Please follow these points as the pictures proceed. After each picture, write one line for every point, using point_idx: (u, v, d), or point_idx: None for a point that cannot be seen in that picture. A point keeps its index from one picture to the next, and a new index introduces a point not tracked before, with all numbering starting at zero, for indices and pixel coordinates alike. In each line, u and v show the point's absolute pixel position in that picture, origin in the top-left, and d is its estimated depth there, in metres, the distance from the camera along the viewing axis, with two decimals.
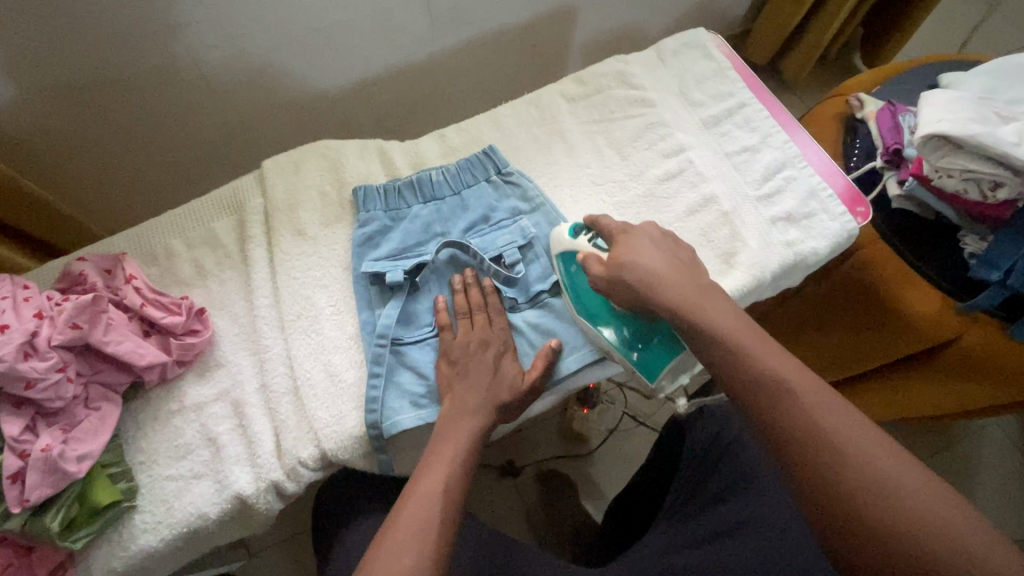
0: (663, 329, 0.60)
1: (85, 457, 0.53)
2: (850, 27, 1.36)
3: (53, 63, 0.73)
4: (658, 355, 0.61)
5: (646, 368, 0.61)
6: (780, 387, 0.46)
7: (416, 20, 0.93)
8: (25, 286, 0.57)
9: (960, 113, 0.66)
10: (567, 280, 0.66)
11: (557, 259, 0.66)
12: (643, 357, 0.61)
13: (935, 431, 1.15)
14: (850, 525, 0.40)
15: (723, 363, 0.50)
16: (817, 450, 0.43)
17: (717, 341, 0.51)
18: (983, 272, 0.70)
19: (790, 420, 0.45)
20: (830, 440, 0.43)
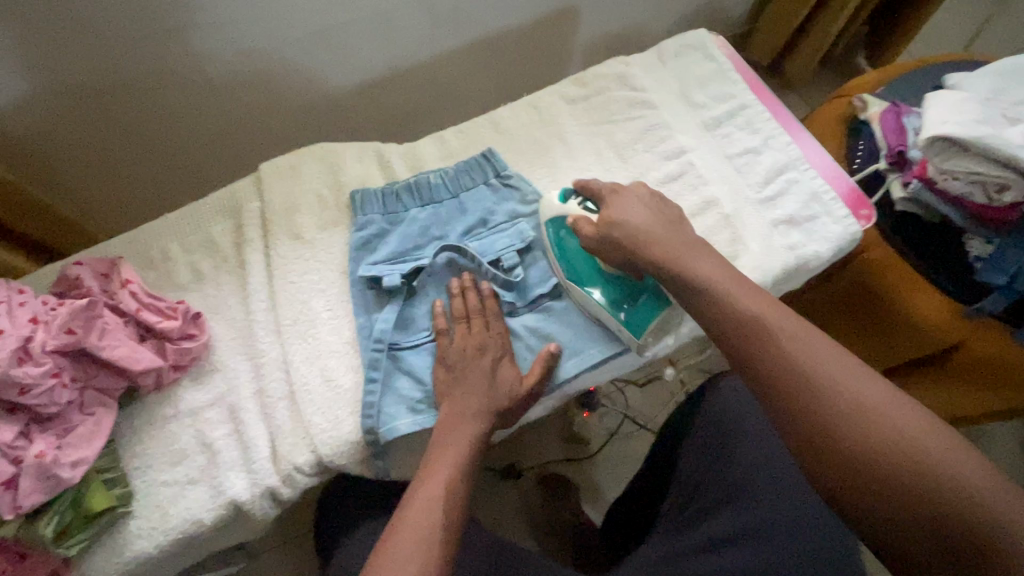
0: (649, 287, 0.64)
1: (79, 463, 0.53)
2: (854, 26, 1.35)
3: (49, 65, 0.72)
4: (646, 311, 0.63)
5: (633, 327, 0.63)
6: (783, 346, 0.48)
7: (415, 22, 0.92)
8: (21, 290, 0.57)
9: (967, 115, 0.65)
10: (555, 245, 0.67)
11: (546, 224, 0.67)
12: (629, 316, 0.63)
13: None
14: (852, 474, 0.42)
15: (729, 331, 0.52)
16: (817, 403, 0.45)
17: (722, 307, 0.53)
18: (989, 276, 0.69)
19: (792, 380, 0.47)
20: (827, 394, 0.45)
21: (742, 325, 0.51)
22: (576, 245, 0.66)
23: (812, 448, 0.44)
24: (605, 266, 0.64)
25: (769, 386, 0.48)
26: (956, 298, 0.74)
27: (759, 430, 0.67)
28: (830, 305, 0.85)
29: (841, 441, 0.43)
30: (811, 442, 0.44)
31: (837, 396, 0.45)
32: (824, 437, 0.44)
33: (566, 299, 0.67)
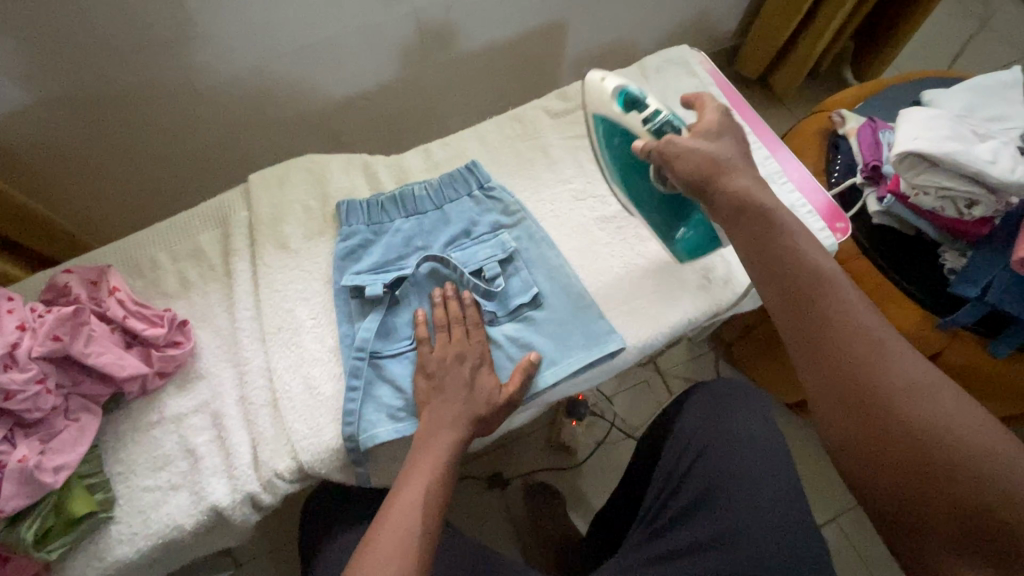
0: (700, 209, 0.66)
1: (62, 467, 0.54)
2: (840, 42, 1.37)
3: (44, 75, 0.74)
4: (696, 239, 0.68)
5: (687, 244, 0.69)
6: (837, 309, 0.48)
7: (406, 36, 0.94)
8: (9, 297, 0.58)
9: (937, 131, 0.66)
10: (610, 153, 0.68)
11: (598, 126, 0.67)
12: (686, 235, 0.68)
13: None
14: (886, 437, 0.44)
15: (785, 285, 0.50)
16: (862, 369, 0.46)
17: (784, 264, 0.51)
18: (960, 287, 0.70)
19: (851, 363, 0.46)
20: (879, 370, 0.46)
21: (804, 297, 0.49)
22: (630, 156, 0.66)
23: (852, 409, 0.46)
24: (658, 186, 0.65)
25: (825, 368, 0.47)
26: (931, 310, 0.75)
27: (736, 440, 0.68)
28: None
29: (895, 431, 0.44)
30: (851, 403, 0.46)
31: (900, 386, 0.45)
32: (876, 426, 0.45)
33: (547, 308, 0.68)
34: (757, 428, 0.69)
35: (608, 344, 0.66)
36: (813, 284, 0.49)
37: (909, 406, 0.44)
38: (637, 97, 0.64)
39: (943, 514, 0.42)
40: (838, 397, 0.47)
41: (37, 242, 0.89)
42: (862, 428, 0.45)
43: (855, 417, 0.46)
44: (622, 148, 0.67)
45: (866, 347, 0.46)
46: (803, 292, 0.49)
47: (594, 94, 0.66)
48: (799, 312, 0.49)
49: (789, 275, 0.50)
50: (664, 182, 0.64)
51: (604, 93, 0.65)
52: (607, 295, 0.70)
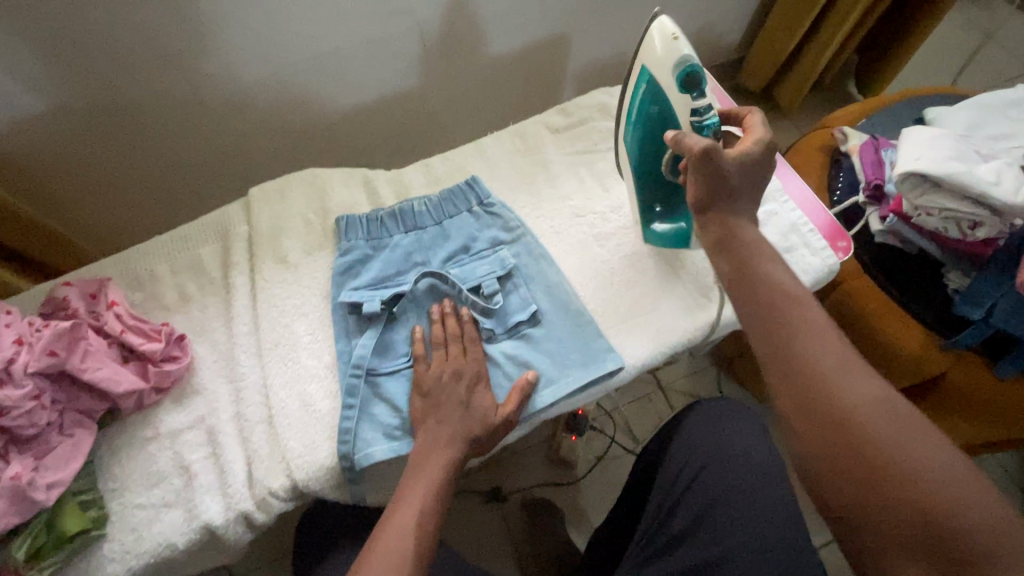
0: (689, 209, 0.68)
1: (54, 484, 0.54)
2: (843, 56, 1.37)
3: (47, 88, 0.75)
4: (671, 232, 0.70)
5: (655, 235, 0.71)
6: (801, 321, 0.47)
7: (409, 49, 0.95)
8: (8, 311, 0.58)
9: (939, 151, 0.66)
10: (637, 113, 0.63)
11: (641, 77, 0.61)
12: (659, 228, 0.71)
13: None
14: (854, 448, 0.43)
15: (751, 296, 0.50)
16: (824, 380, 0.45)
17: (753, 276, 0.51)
18: (964, 308, 0.70)
19: (818, 382, 0.45)
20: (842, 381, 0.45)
21: (769, 313, 0.48)
22: (655, 128, 0.63)
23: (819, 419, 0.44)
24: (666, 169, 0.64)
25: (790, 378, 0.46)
26: (935, 330, 0.74)
27: (735, 461, 0.67)
28: None
29: (856, 438, 0.43)
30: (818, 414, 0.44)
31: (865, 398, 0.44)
32: (843, 443, 0.43)
33: (545, 325, 0.67)
34: (754, 447, 0.68)
35: (606, 363, 0.65)
36: (778, 301, 0.49)
37: (873, 422, 0.43)
38: (698, 74, 0.59)
39: (912, 537, 0.40)
40: (800, 404, 0.45)
41: (38, 252, 0.89)
42: (827, 444, 0.44)
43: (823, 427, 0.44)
44: (651, 117, 0.62)
45: (827, 363, 0.45)
46: (768, 308, 0.49)
47: (659, 39, 0.59)
48: (766, 328, 0.48)
49: (754, 293, 0.50)
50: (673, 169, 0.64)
51: (671, 48, 0.58)
52: (606, 313, 0.69)
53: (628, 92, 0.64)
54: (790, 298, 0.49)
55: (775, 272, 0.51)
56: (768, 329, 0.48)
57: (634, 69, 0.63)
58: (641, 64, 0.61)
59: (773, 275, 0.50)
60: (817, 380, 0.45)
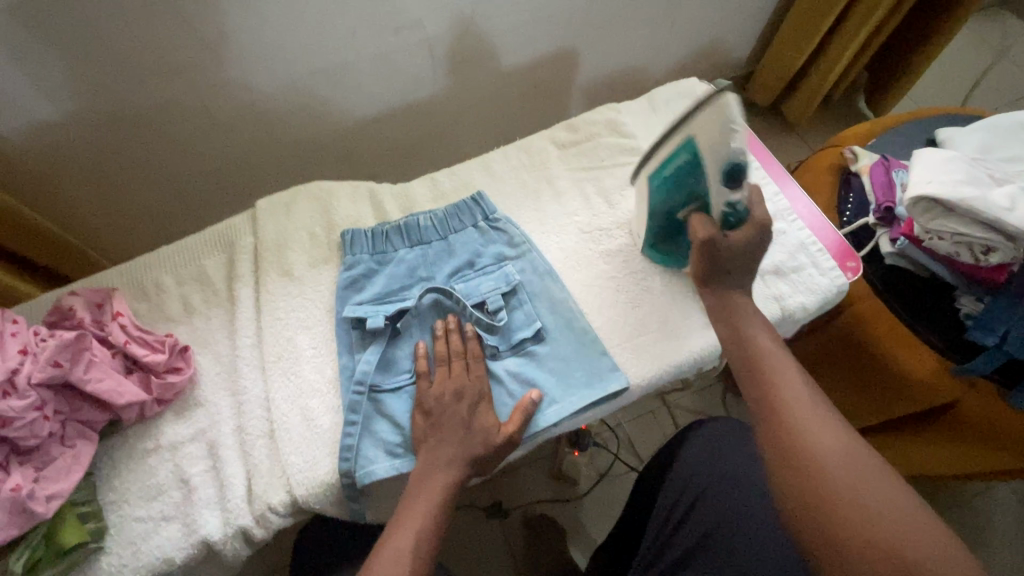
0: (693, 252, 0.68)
1: (54, 496, 0.53)
2: (853, 73, 1.36)
3: (60, 99, 0.76)
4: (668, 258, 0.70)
5: (653, 253, 0.71)
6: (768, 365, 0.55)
7: (417, 63, 0.95)
8: (14, 320, 0.59)
9: (951, 175, 0.65)
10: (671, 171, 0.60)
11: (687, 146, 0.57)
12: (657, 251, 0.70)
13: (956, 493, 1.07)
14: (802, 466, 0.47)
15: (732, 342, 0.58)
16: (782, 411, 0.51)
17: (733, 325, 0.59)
18: (978, 335, 0.69)
19: (785, 415, 0.51)
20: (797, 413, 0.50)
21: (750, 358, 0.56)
22: (681, 189, 0.60)
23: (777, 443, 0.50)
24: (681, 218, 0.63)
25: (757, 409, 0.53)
26: (945, 356, 0.72)
27: (738, 485, 0.66)
28: (821, 358, 0.84)
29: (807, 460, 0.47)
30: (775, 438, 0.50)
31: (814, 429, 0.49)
32: (807, 481, 0.46)
33: (549, 343, 0.67)
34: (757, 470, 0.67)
35: (611, 382, 0.64)
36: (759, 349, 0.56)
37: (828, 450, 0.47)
38: (741, 165, 0.56)
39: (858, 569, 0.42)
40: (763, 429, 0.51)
41: (50, 259, 0.90)
42: (785, 463, 0.48)
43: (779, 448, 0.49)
44: (681, 181, 0.60)
45: (795, 406, 0.51)
46: (749, 353, 0.57)
47: (713, 125, 0.54)
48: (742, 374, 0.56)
49: (738, 341, 0.58)
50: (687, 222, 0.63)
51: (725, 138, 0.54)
52: (611, 332, 0.68)
53: (662, 151, 0.60)
54: (767, 351, 0.56)
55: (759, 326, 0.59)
56: (747, 370, 0.56)
57: (677, 134, 0.58)
58: (688, 132, 0.56)
59: (756, 328, 0.58)
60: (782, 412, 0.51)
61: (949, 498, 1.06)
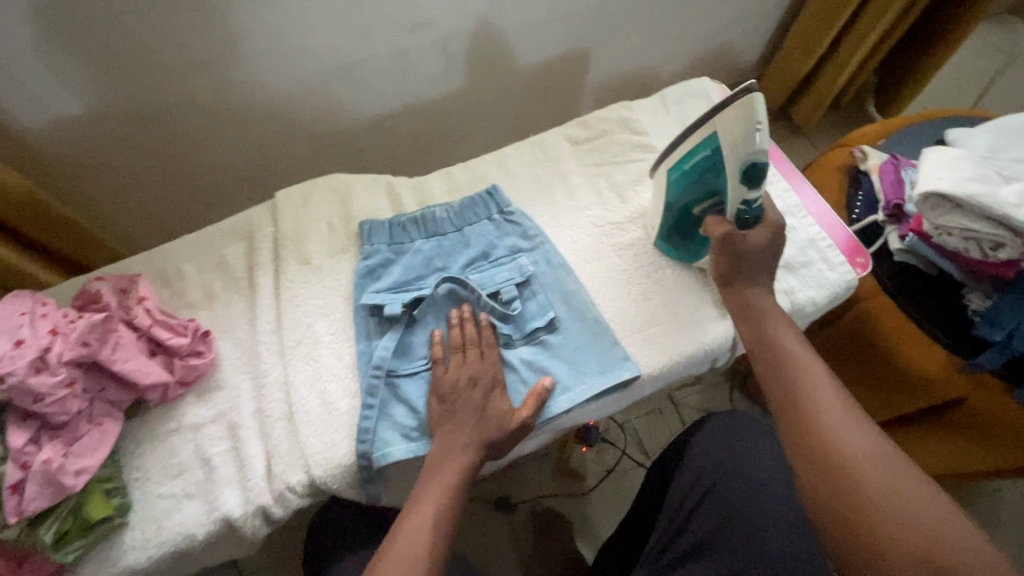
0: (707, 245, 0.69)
1: (83, 471, 0.55)
2: (862, 76, 1.38)
3: (86, 92, 0.78)
4: (680, 250, 0.71)
5: (665, 245, 0.72)
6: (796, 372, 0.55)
7: (432, 60, 0.97)
8: (43, 302, 0.61)
9: (960, 171, 0.66)
10: (693, 165, 0.61)
11: (710, 142, 0.58)
12: (670, 243, 0.71)
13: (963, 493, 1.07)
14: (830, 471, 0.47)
15: (759, 348, 0.58)
16: (808, 419, 0.51)
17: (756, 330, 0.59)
18: (986, 332, 0.69)
19: (812, 420, 0.51)
20: (826, 419, 0.50)
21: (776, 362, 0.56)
22: (702, 183, 0.62)
23: (804, 448, 0.50)
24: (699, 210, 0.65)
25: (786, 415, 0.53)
26: (954, 352, 0.73)
27: (749, 476, 0.67)
28: (829, 356, 0.85)
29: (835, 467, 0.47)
30: (803, 444, 0.50)
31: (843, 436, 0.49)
32: (837, 486, 0.47)
33: (562, 332, 0.68)
34: (769, 461, 0.68)
35: (623, 372, 0.65)
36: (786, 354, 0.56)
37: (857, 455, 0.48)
38: (761, 166, 0.57)
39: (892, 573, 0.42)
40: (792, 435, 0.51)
41: (79, 253, 0.91)
42: (809, 466, 0.49)
43: (807, 454, 0.49)
44: (702, 174, 0.61)
45: (823, 412, 0.51)
46: (775, 358, 0.57)
47: (740, 122, 0.55)
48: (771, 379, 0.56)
49: (766, 346, 0.58)
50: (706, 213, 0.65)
51: (747, 137, 0.55)
52: (623, 322, 0.70)
53: (685, 144, 0.61)
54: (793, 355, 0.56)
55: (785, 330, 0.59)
56: (774, 375, 0.56)
57: (700, 129, 0.59)
58: (712, 129, 0.57)
59: (782, 331, 0.58)
60: (810, 417, 0.51)
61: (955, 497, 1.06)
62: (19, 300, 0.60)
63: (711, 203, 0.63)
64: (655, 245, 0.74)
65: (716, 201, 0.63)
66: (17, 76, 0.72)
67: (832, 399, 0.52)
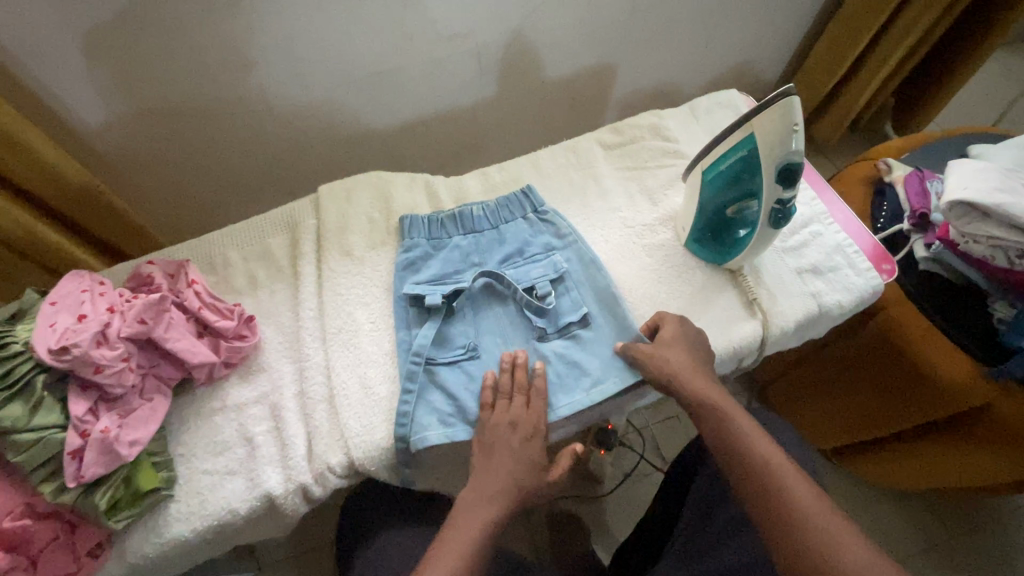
0: (735, 247, 0.70)
1: (136, 442, 0.57)
2: (882, 96, 1.40)
3: (143, 89, 0.82)
4: (709, 250, 0.73)
5: (695, 245, 0.74)
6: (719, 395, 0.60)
7: (467, 69, 1.01)
8: (101, 282, 0.64)
9: (986, 182, 0.68)
10: (727, 166, 0.63)
11: (745, 144, 0.60)
12: (700, 243, 0.74)
13: (983, 511, 1.07)
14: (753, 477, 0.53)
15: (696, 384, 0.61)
16: (733, 439, 0.56)
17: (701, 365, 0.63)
18: (1011, 337, 0.72)
19: (799, 528, 0.49)
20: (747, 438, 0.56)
21: (762, 494, 0.52)
22: (734, 185, 0.64)
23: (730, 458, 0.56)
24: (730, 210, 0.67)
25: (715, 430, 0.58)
26: (978, 359, 0.75)
27: None
28: (852, 362, 0.86)
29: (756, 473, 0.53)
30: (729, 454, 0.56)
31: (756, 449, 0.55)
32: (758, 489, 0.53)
33: (595, 328, 0.70)
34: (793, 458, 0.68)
35: None
36: (769, 480, 0.52)
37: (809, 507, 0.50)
38: (797, 168, 0.59)
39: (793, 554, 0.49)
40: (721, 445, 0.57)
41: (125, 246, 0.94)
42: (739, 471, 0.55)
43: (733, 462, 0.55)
44: (735, 176, 0.63)
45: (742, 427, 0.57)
46: (757, 489, 0.53)
47: (777, 124, 0.57)
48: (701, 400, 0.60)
49: (745, 478, 0.54)
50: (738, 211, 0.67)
51: (783, 139, 0.57)
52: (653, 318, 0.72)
53: (721, 146, 0.64)
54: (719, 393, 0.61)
55: (758, 450, 0.55)
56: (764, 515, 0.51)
57: (737, 131, 0.61)
58: (748, 130, 0.60)
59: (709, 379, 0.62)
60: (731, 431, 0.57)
61: (974, 511, 1.06)
62: (77, 278, 0.63)
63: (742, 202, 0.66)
64: (684, 246, 0.76)
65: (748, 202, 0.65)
66: (82, 70, 0.76)
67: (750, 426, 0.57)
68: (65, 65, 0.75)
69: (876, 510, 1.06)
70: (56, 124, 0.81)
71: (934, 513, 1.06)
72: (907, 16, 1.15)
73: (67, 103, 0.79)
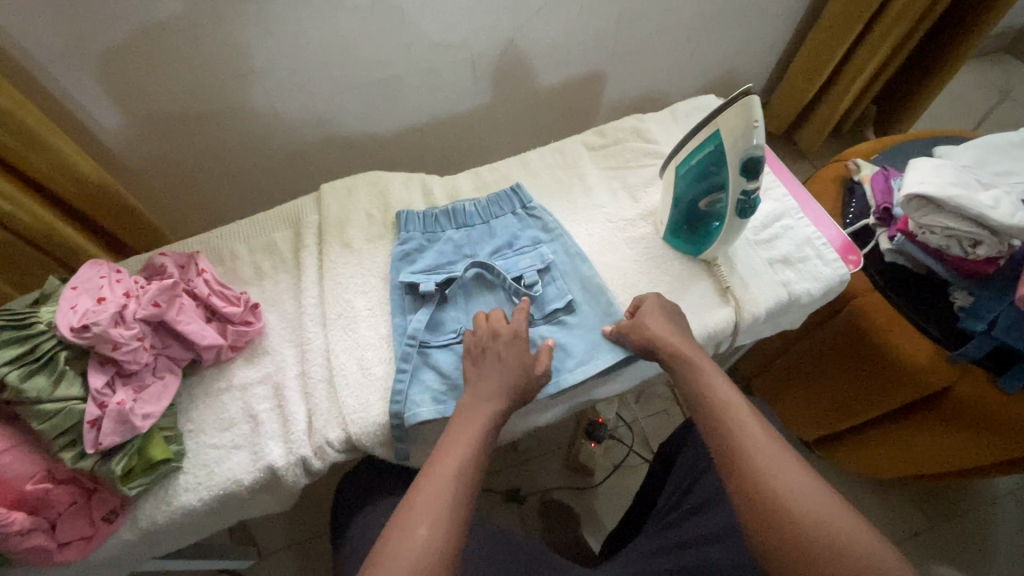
0: (709, 239, 0.75)
1: (149, 416, 0.61)
2: (861, 103, 1.47)
3: (157, 94, 0.87)
4: (685, 243, 0.78)
5: (673, 239, 0.79)
6: (685, 345, 0.66)
7: (462, 76, 1.07)
8: (117, 269, 0.68)
9: (941, 177, 0.72)
10: (696, 161, 0.69)
11: (711, 140, 0.66)
12: (677, 236, 0.78)
13: (962, 499, 1.10)
14: (702, 407, 0.60)
15: (671, 355, 0.65)
16: (694, 386, 0.62)
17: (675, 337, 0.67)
18: (970, 323, 0.76)
19: (747, 454, 0.54)
20: (703, 380, 0.62)
21: (711, 419, 0.59)
22: (704, 178, 0.69)
23: (688, 396, 0.63)
24: (702, 203, 0.72)
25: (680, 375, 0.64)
26: (941, 344, 0.80)
27: None
28: (827, 349, 0.90)
29: (707, 404, 0.60)
30: (687, 393, 0.63)
31: (708, 387, 0.61)
32: (708, 415, 0.59)
33: (579, 314, 0.74)
34: None
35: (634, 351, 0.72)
36: (717, 408, 0.59)
37: (742, 427, 0.57)
38: (757, 160, 0.64)
39: (733, 465, 0.54)
40: (684, 388, 0.63)
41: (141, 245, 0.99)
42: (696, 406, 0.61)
43: (691, 401, 0.62)
44: (704, 170, 0.69)
45: (700, 366, 0.63)
46: (729, 453, 0.55)
47: (738, 120, 0.62)
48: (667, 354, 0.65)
49: (715, 433, 0.57)
50: (709, 204, 0.72)
51: (745, 133, 0.62)
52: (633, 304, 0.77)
53: (692, 143, 0.69)
54: (696, 358, 0.64)
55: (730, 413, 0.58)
56: (734, 474, 0.54)
57: (704, 129, 0.67)
58: (714, 128, 0.65)
59: (685, 345, 0.66)
60: (693, 373, 0.63)
61: (952, 498, 1.10)
62: (96, 266, 0.67)
63: (712, 196, 0.71)
64: (663, 239, 0.81)
65: (717, 195, 0.70)
66: (101, 77, 0.82)
67: (706, 367, 0.64)
68: (87, 71, 0.80)
69: (858, 498, 1.10)
70: (76, 127, 0.87)
71: (913, 500, 1.10)
72: (880, 26, 1.21)
73: (86, 108, 0.85)
